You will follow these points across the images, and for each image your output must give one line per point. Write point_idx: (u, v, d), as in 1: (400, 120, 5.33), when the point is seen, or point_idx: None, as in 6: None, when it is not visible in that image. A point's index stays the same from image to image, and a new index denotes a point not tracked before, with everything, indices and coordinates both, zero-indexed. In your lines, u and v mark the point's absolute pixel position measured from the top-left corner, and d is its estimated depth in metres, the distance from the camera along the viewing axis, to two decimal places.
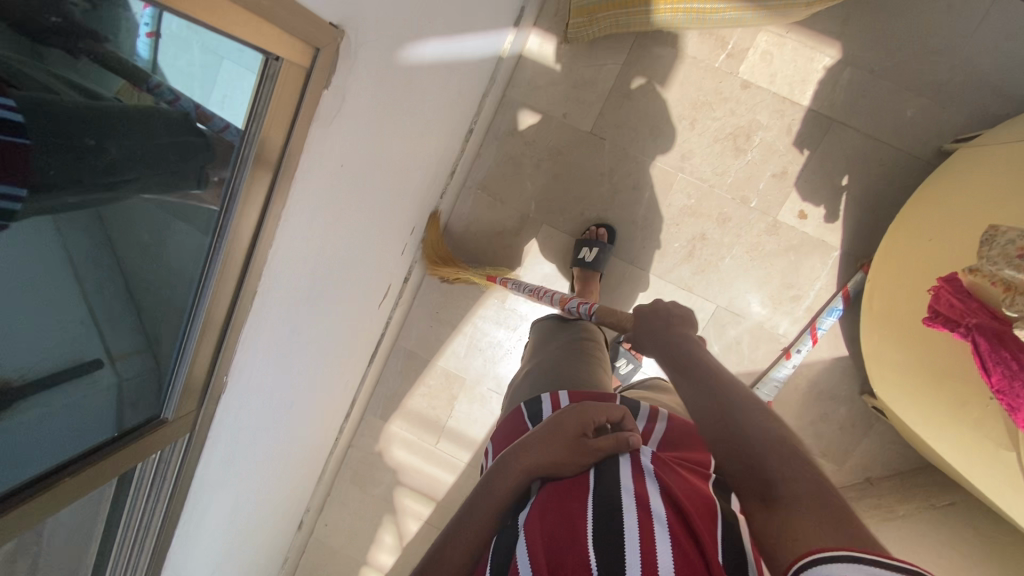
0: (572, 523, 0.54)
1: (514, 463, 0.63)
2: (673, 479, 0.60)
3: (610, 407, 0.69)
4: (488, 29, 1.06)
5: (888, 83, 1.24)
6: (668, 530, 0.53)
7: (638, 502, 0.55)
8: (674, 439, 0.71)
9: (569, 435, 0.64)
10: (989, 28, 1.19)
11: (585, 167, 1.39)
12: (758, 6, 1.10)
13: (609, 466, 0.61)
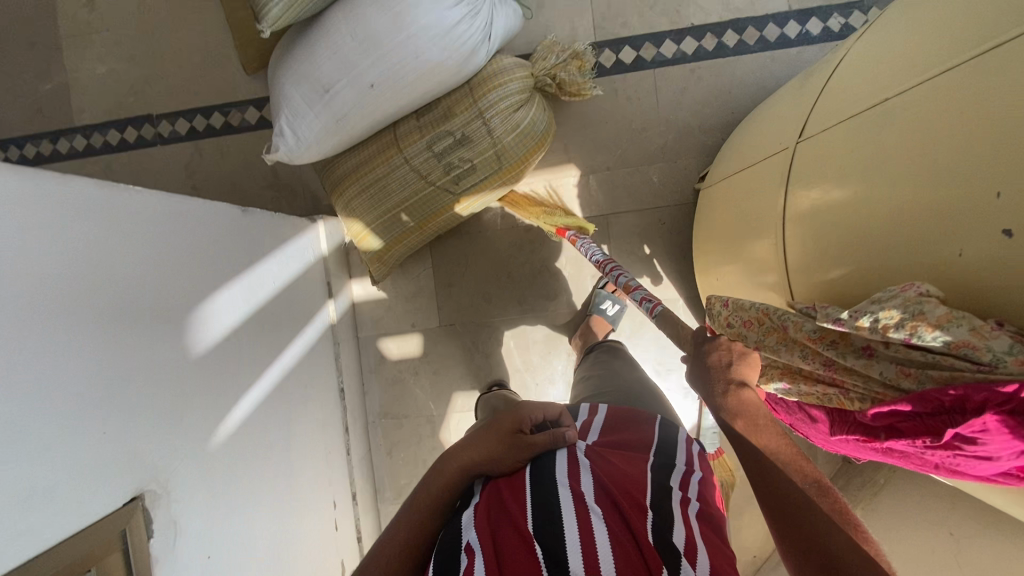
0: (515, 511, 0.66)
1: (457, 460, 0.79)
2: (605, 469, 0.73)
3: (548, 406, 0.84)
4: (305, 324, 1.28)
5: (627, 167, 1.48)
6: (602, 514, 0.64)
7: (575, 494, 0.67)
8: (611, 423, 0.85)
9: (506, 432, 0.78)
10: (666, 94, 1.46)
11: (455, 350, 1.55)
12: (486, 190, 1.34)
13: (542, 458, 0.75)
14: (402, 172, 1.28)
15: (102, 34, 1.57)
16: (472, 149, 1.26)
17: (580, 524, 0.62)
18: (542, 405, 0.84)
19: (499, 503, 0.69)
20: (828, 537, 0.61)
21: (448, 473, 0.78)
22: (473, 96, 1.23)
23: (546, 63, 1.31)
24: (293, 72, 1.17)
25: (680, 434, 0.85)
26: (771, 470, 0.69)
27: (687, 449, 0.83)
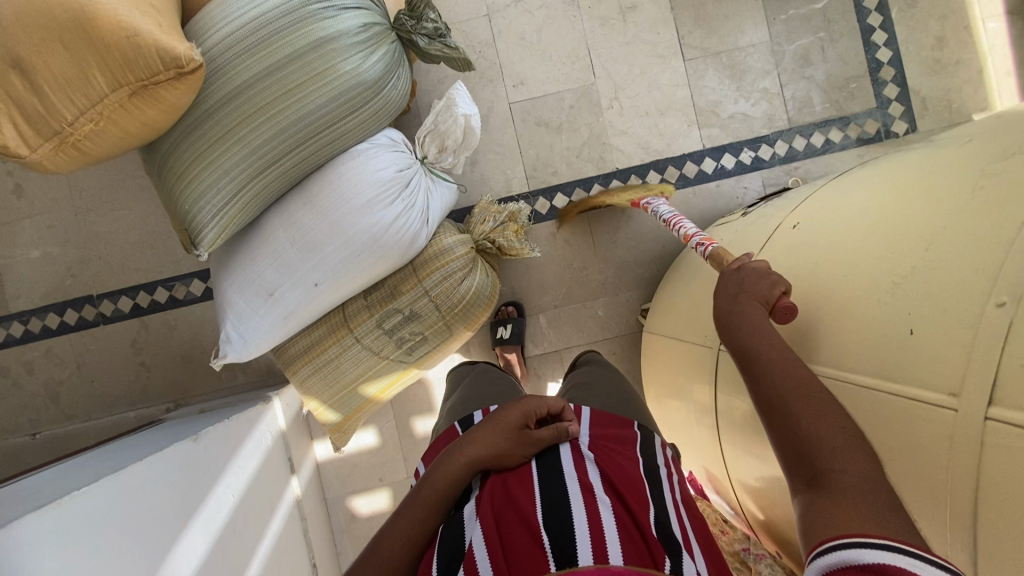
0: (523, 500, 0.68)
1: (459, 453, 0.78)
2: (607, 464, 0.75)
3: (551, 400, 0.85)
4: (272, 514, 1.26)
5: (573, 304, 1.55)
6: (610, 507, 0.67)
7: (582, 486, 0.70)
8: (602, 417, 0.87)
9: (511, 425, 0.79)
10: (601, 232, 1.55)
11: None
12: (440, 353, 1.36)
13: (549, 452, 0.77)
14: (354, 351, 1.29)
15: (30, 220, 1.54)
16: (421, 324, 1.28)
17: (590, 512, 0.65)
18: (544, 398, 0.85)
19: (504, 494, 0.71)
20: (825, 442, 0.56)
21: (449, 466, 0.77)
22: (418, 275, 1.27)
23: (484, 228, 1.39)
24: (236, 279, 1.18)
25: (656, 438, 0.88)
26: (754, 362, 0.65)
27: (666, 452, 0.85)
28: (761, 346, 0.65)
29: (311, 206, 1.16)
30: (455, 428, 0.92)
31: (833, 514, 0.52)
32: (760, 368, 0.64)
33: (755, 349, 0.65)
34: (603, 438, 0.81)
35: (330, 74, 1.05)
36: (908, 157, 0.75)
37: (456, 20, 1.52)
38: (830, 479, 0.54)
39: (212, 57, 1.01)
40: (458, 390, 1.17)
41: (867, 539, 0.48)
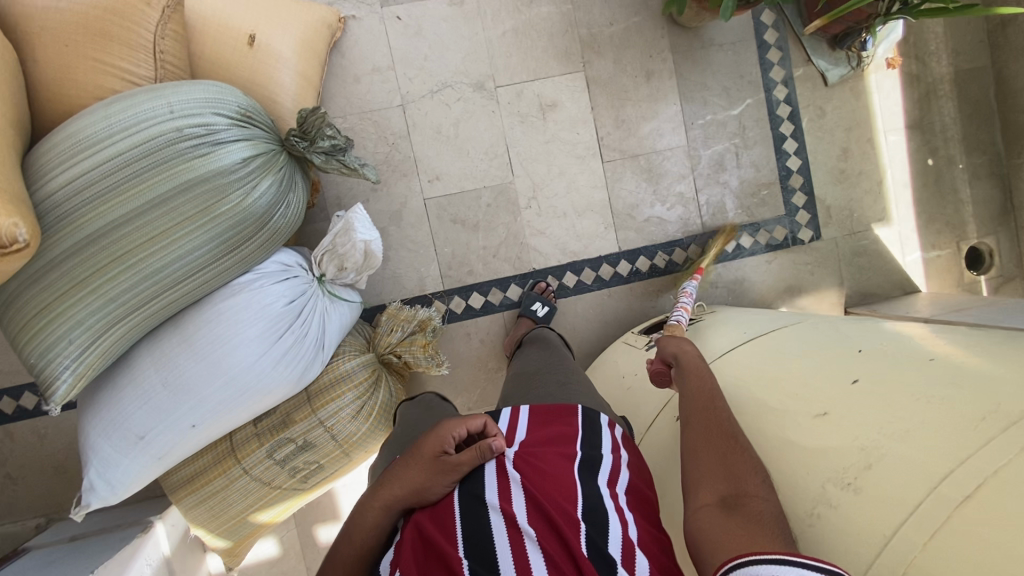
0: (443, 545, 0.66)
1: (378, 499, 0.74)
2: (536, 480, 0.72)
3: (471, 416, 0.78)
4: None
5: (487, 405, 1.53)
6: (537, 539, 0.66)
7: (507, 520, 0.67)
8: (538, 417, 0.83)
9: (427, 457, 0.74)
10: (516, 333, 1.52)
11: None
12: (339, 474, 1.29)
13: (473, 476, 0.73)
14: (243, 482, 1.21)
15: None
16: (316, 453, 1.22)
17: (513, 549, 0.65)
18: (464, 416, 0.78)
19: (424, 540, 0.68)
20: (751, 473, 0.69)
21: (369, 517, 0.74)
22: (312, 403, 1.20)
23: (390, 339, 1.32)
24: (100, 424, 1.07)
25: (603, 418, 0.86)
26: (711, 404, 0.82)
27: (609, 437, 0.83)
28: (711, 390, 0.85)
29: (186, 347, 1.06)
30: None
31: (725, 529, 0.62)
32: (707, 406, 0.81)
33: (711, 389, 0.85)
34: (534, 445, 0.77)
35: (202, 215, 0.96)
36: (801, 380, 0.82)
37: (367, 109, 1.43)
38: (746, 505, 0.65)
39: (57, 207, 0.89)
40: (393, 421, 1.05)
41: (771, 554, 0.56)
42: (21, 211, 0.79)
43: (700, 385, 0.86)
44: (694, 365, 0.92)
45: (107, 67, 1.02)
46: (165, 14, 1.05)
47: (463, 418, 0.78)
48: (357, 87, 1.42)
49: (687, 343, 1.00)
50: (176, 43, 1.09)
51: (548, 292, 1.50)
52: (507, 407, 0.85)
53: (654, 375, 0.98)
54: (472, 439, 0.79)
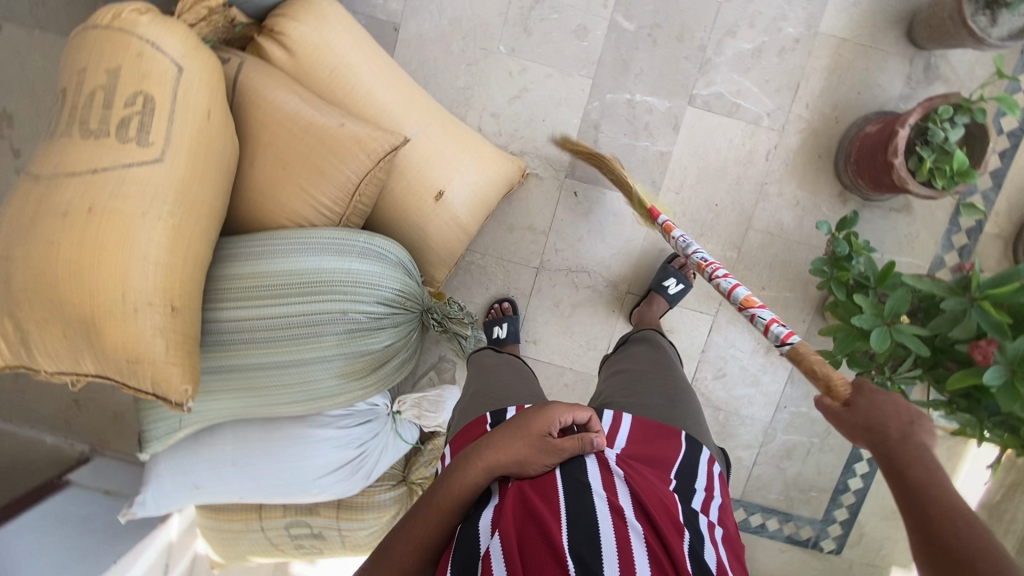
0: (548, 515, 0.68)
1: (483, 458, 0.76)
2: (640, 486, 0.74)
3: (576, 407, 0.81)
4: None
5: None
6: (641, 535, 0.67)
7: (613, 508, 0.69)
8: (640, 431, 0.85)
9: (533, 435, 0.76)
10: None
11: None
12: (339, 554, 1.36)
13: (573, 467, 0.75)
14: (256, 535, 1.34)
15: None
16: (324, 543, 1.34)
17: (618, 538, 0.65)
18: (571, 406, 0.81)
19: (524, 503, 0.71)
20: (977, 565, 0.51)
21: (472, 473, 0.76)
22: (339, 511, 1.31)
23: (424, 473, 1.39)
24: (168, 463, 1.19)
25: (704, 453, 0.87)
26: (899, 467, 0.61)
27: (708, 468, 0.85)
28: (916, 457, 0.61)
29: (264, 446, 1.17)
30: (483, 420, 0.89)
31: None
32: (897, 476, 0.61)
33: (911, 449, 0.61)
34: (634, 458, 0.81)
35: (324, 379, 1.04)
36: None
37: (506, 258, 1.47)
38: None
39: (214, 333, 0.99)
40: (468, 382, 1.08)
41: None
42: (194, 364, 0.89)
43: (892, 448, 0.62)
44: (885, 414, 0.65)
45: (306, 197, 1.07)
46: (377, 166, 1.09)
47: (569, 407, 0.81)
48: (507, 235, 1.46)
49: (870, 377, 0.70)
50: (373, 188, 1.13)
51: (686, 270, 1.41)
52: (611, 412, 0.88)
53: (819, 412, 0.71)
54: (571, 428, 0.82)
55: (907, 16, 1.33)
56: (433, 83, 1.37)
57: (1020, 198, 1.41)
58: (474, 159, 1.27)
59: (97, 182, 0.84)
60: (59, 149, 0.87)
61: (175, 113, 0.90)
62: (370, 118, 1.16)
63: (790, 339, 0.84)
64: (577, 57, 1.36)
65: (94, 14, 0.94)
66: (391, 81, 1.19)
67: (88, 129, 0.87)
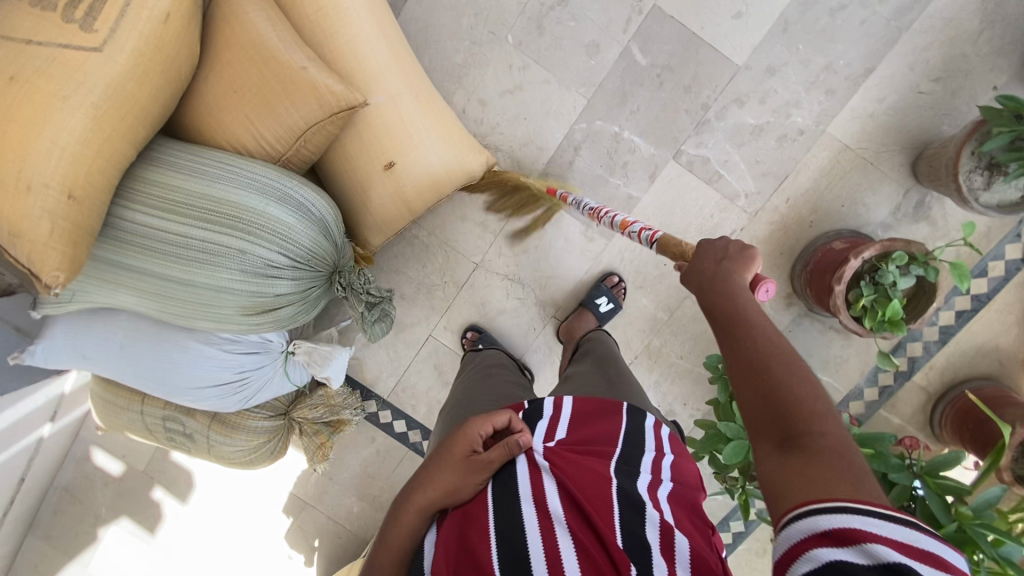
0: (476, 542, 0.63)
1: (414, 502, 0.72)
2: (571, 474, 0.69)
3: (494, 414, 0.77)
4: (9, 446, 1.46)
5: (341, 487, 1.69)
6: (565, 524, 0.63)
7: (537, 508, 0.65)
8: (578, 416, 0.78)
9: (458, 458, 0.73)
10: (405, 468, 1.65)
11: (143, 496, 1.77)
12: (209, 458, 1.43)
13: (503, 474, 0.71)
14: (134, 416, 1.41)
15: None
16: (193, 445, 1.42)
17: (541, 537, 0.61)
18: (488, 414, 0.77)
19: (456, 535, 0.66)
20: (810, 410, 0.55)
21: (407, 520, 0.72)
22: (212, 421, 1.37)
23: (304, 413, 1.44)
24: (62, 327, 1.24)
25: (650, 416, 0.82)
26: (733, 323, 0.64)
27: (655, 431, 0.80)
28: (743, 309, 0.65)
29: (154, 345, 1.22)
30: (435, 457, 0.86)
31: (804, 477, 0.51)
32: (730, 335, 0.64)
33: (738, 302, 0.66)
34: (573, 444, 0.74)
35: (215, 305, 1.06)
36: None
37: (451, 243, 1.47)
38: (808, 440, 0.53)
39: (119, 230, 1.00)
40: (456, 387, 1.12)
41: (842, 504, 0.47)
42: (76, 255, 0.91)
43: (720, 306, 0.67)
44: (708, 270, 0.72)
45: (248, 126, 1.07)
46: (328, 118, 1.08)
47: (486, 415, 0.77)
48: (458, 223, 1.46)
49: (705, 237, 0.77)
50: (321, 138, 1.12)
51: (618, 291, 1.42)
52: (550, 397, 0.80)
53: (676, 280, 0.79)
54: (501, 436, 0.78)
55: (917, 146, 1.28)
56: (433, 50, 1.35)
57: (959, 360, 1.39)
58: (440, 140, 1.25)
59: (27, 53, 0.85)
60: (8, 12, 0.88)
61: (128, 7, 0.90)
62: (343, 67, 1.14)
63: (655, 239, 0.89)
64: (580, 72, 1.32)
65: None
66: (378, 37, 1.16)
67: (38, 0, 0.88)
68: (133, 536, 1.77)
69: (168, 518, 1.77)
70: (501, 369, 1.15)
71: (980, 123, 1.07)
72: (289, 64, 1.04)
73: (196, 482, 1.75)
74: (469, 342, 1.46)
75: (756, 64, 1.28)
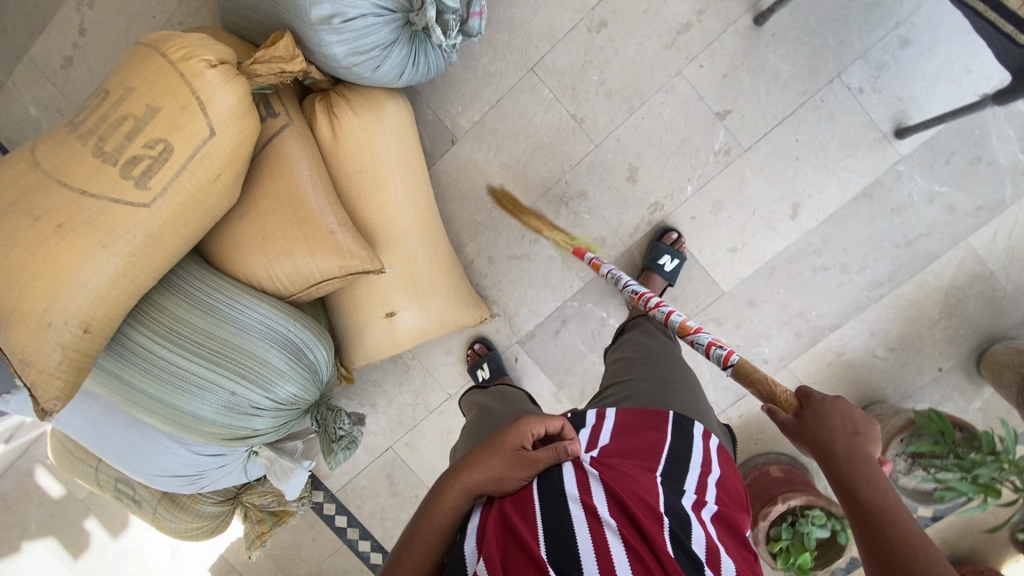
0: (524, 535, 0.63)
1: (459, 481, 0.74)
2: (619, 481, 0.69)
3: (549, 417, 0.78)
4: None
5: (270, 561, 1.74)
6: (616, 531, 0.63)
7: (587, 511, 0.65)
8: (623, 425, 0.81)
9: (508, 449, 0.74)
10: (336, 559, 1.70)
11: (76, 521, 1.79)
12: (150, 524, 1.47)
13: (551, 475, 0.71)
14: (87, 470, 1.45)
15: (47, 88, 1.52)
16: (137, 508, 1.46)
17: (595, 541, 0.61)
18: (542, 415, 0.78)
19: (504, 524, 0.66)
20: None
21: (451, 499, 0.73)
22: (162, 497, 1.42)
23: (253, 500, 1.50)
24: None
25: (697, 429, 0.83)
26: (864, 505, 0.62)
27: (703, 444, 0.82)
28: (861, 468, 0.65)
29: (125, 427, 1.26)
30: None
31: None
32: (852, 491, 0.64)
33: (871, 498, 0.62)
34: (620, 453, 0.76)
35: (195, 429, 1.12)
36: None
37: (431, 371, 1.55)
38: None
39: (125, 349, 1.07)
40: (474, 410, 1.12)
41: None
42: (74, 382, 0.96)
43: (847, 465, 0.66)
44: (837, 438, 0.69)
45: (266, 268, 1.14)
46: (344, 275, 1.17)
47: (541, 415, 0.78)
48: (441, 356, 1.54)
49: (824, 393, 0.74)
50: (332, 287, 1.20)
51: None
52: (595, 409, 0.84)
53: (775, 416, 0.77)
54: (549, 439, 0.79)
55: (862, 401, 1.42)
56: (456, 202, 1.44)
57: None
58: (441, 297, 1.34)
59: (80, 203, 0.90)
60: (69, 150, 0.92)
61: (185, 169, 0.96)
62: (368, 226, 1.23)
63: (731, 361, 0.88)
64: (583, 259, 1.44)
65: (166, 42, 0.98)
66: (406, 203, 1.25)
67: (100, 150, 0.92)
68: (56, 558, 1.79)
69: (94, 549, 1.79)
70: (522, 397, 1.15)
71: (910, 422, 1.22)
72: (320, 227, 1.12)
73: (131, 521, 1.78)
74: (475, 354, 1.49)
75: (739, 294, 1.41)
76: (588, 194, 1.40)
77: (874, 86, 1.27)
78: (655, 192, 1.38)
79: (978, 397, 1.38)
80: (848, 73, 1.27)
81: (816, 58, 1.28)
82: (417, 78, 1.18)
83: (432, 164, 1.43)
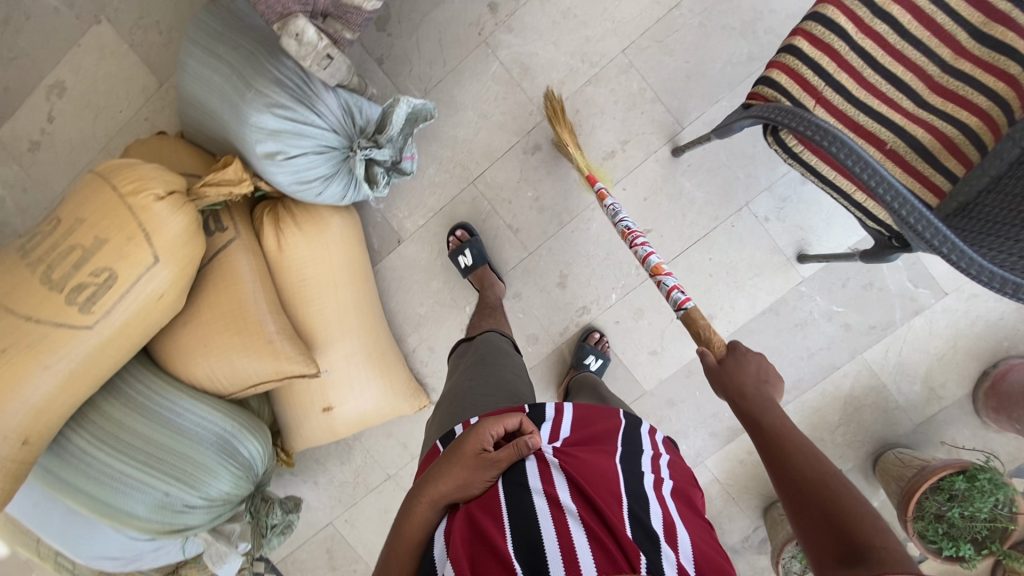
0: (492, 535, 0.65)
1: (425, 494, 0.75)
2: (580, 470, 0.74)
3: (506, 416, 0.80)
4: None
5: None
6: (578, 517, 0.67)
7: (551, 502, 0.69)
8: (580, 417, 0.84)
9: (470, 453, 0.75)
10: None
11: None
12: None
13: (515, 472, 0.73)
14: (26, 542, 1.48)
15: (13, 168, 1.59)
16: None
17: (559, 529, 0.65)
18: (500, 415, 0.79)
19: (473, 526, 0.68)
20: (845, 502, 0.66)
21: (419, 511, 0.74)
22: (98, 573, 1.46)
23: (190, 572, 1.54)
24: None
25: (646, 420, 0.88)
26: (775, 431, 0.76)
27: (651, 437, 0.86)
28: (791, 437, 0.75)
29: (63, 512, 1.31)
30: (437, 448, 0.87)
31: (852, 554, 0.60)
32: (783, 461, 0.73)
33: (782, 426, 0.77)
34: (578, 443, 0.79)
35: (124, 529, 1.16)
36: None
37: (372, 451, 1.63)
38: (855, 534, 0.63)
39: (64, 450, 1.13)
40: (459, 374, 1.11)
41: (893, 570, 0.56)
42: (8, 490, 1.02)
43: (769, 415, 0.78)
44: (750, 384, 0.81)
45: (206, 371, 1.21)
46: (280, 377, 1.24)
47: (498, 416, 0.79)
48: (382, 437, 1.62)
49: (742, 345, 0.85)
50: (270, 386, 1.27)
51: None
52: (553, 402, 0.85)
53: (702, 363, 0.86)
54: (511, 436, 0.81)
55: (772, 496, 1.53)
56: (401, 296, 1.54)
57: None
58: (379, 391, 1.42)
59: (26, 330, 0.98)
60: (20, 278, 1.00)
61: (128, 293, 1.03)
62: (308, 328, 1.31)
63: (685, 307, 0.95)
64: None
65: (119, 174, 1.07)
66: (347, 307, 1.34)
67: (48, 279, 1.00)
68: None
69: None
70: (504, 358, 1.16)
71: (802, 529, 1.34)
72: (259, 334, 1.20)
73: None
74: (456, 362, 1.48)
75: (659, 394, 1.52)
76: (522, 295, 1.51)
77: (778, 216, 1.42)
78: (583, 297, 1.49)
79: (875, 497, 1.49)
80: (755, 203, 1.42)
81: (726, 189, 1.42)
82: (355, 200, 1.27)
83: (379, 260, 1.53)
